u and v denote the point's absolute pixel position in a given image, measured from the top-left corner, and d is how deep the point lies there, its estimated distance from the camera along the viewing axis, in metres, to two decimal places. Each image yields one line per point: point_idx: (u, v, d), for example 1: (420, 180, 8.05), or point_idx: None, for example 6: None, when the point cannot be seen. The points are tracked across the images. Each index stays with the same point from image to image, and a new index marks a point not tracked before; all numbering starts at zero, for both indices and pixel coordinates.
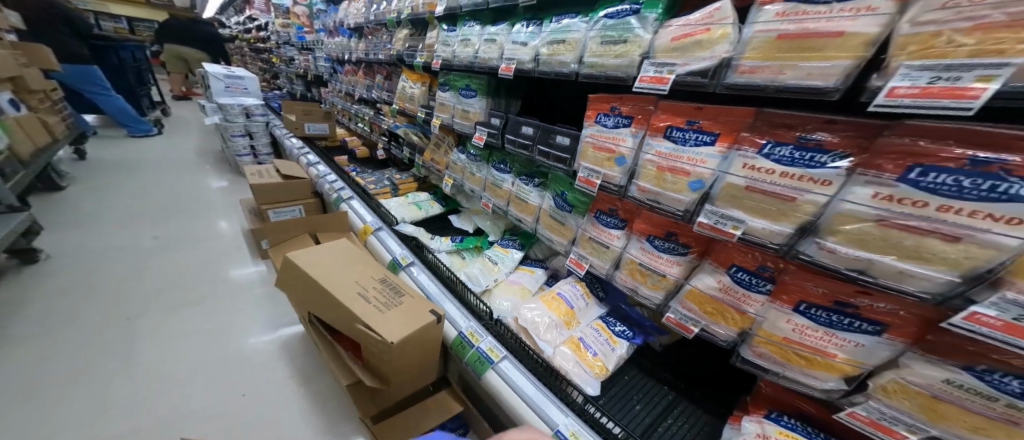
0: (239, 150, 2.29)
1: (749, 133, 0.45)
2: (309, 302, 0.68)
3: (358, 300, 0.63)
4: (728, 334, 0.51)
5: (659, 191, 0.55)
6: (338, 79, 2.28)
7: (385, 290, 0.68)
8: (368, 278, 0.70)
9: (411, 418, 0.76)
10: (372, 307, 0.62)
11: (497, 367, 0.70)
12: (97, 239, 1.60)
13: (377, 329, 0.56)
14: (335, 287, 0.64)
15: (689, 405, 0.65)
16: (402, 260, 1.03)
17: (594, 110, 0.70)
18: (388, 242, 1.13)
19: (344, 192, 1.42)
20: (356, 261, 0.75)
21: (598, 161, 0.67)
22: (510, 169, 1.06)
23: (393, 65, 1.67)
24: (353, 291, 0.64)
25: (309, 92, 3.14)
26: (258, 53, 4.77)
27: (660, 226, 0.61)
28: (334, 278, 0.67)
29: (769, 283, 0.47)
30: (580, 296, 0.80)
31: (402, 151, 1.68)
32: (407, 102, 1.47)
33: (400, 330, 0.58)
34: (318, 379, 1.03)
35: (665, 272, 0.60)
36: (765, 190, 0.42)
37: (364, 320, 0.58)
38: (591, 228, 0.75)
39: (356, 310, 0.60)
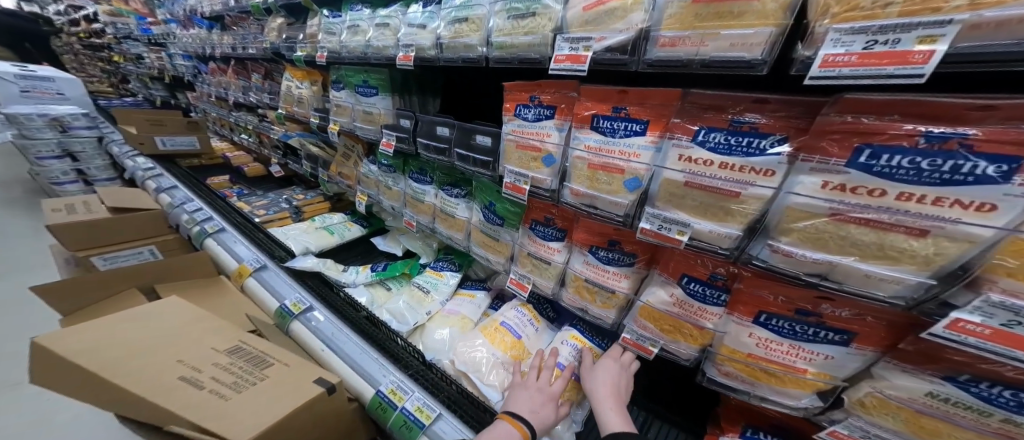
0: (57, 176, 1.84)
1: (679, 119, 0.39)
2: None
3: (181, 390, 0.43)
4: (690, 352, 0.48)
5: (593, 194, 0.48)
6: (205, 80, 1.84)
7: (233, 365, 0.49)
8: (204, 351, 0.50)
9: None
10: (209, 395, 0.44)
11: (430, 432, 0.58)
12: None
13: (214, 428, 0.39)
14: (130, 375, 0.42)
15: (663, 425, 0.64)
16: (293, 307, 0.82)
17: (512, 101, 0.61)
18: (280, 283, 0.90)
19: (211, 223, 1.11)
20: (184, 327, 0.54)
21: (524, 162, 0.59)
22: (431, 178, 0.92)
23: (272, 61, 1.38)
24: (173, 378, 0.44)
25: (173, 99, 2.55)
26: (91, 52, 3.71)
27: (603, 235, 0.56)
28: (135, 360, 0.45)
29: (723, 292, 0.43)
30: (528, 322, 0.74)
31: (303, 165, 1.42)
32: (296, 105, 1.26)
33: (257, 422, 0.42)
34: None
35: (614, 288, 0.56)
36: (705, 185, 0.36)
37: (188, 419, 0.39)
38: (529, 242, 0.69)
39: (175, 406, 0.41)
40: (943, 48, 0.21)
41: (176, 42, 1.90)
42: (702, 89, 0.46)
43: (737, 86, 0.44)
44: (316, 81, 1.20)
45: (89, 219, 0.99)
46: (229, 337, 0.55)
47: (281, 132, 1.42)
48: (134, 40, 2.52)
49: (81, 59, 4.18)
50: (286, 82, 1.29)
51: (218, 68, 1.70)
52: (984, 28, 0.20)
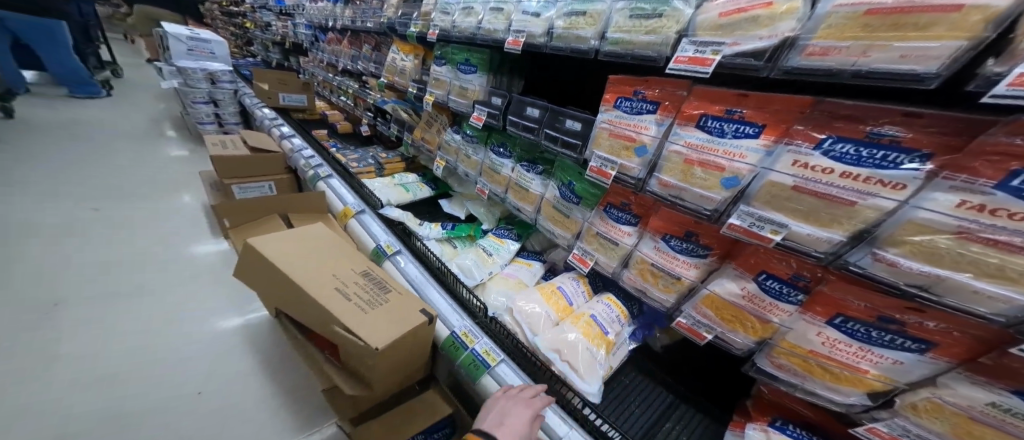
0: (201, 118, 2.20)
1: (804, 127, 0.41)
2: (284, 299, 0.72)
3: (338, 297, 0.67)
4: (746, 343, 0.54)
5: (684, 187, 0.52)
6: (320, 48, 2.12)
7: (365, 286, 0.73)
8: (348, 272, 0.76)
9: (395, 421, 0.90)
10: (353, 305, 0.67)
11: (493, 372, 0.79)
12: (44, 215, 1.57)
13: (359, 333, 0.61)
14: (310, 282, 0.68)
15: (687, 409, 0.77)
16: (387, 249, 1.05)
17: (614, 92, 0.66)
18: (373, 227, 1.14)
19: (322, 169, 1.38)
20: (337, 251, 0.81)
21: (615, 150, 0.64)
22: (510, 154, 1.02)
23: (382, 35, 1.56)
24: (331, 287, 0.69)
25: (287, 61, 2.94)
26: (228, 16, 4.34)
27: (681, 225, 0.62)
28: (313, 270, 0.72)
29: (801, 293, 0.47)
30: (581, 294, 0.93)
31: (391, 128, 1.59)
32: (398, 76, 1.41)
33: (380, 334, 0.62)
34: (278, 371, 1.09)
35: (681, 275, 0.62)
36: (819, 191, 0.38)
37: (344, 321, 0.62)
38: (600, 224, 0.78)
39: (334, 310, 0.64)
40: None
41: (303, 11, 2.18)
42: (829, 96, 0.47)
43: (887, 96, 0.43)
44: (418, 55, 1.33)
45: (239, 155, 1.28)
46: (362, 264, 0.80)
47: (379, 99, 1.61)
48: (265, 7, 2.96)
49: (216, 20, 4.91)
50: (392, 54, 1.45)
51: (333, 37, 1.94)
52: None
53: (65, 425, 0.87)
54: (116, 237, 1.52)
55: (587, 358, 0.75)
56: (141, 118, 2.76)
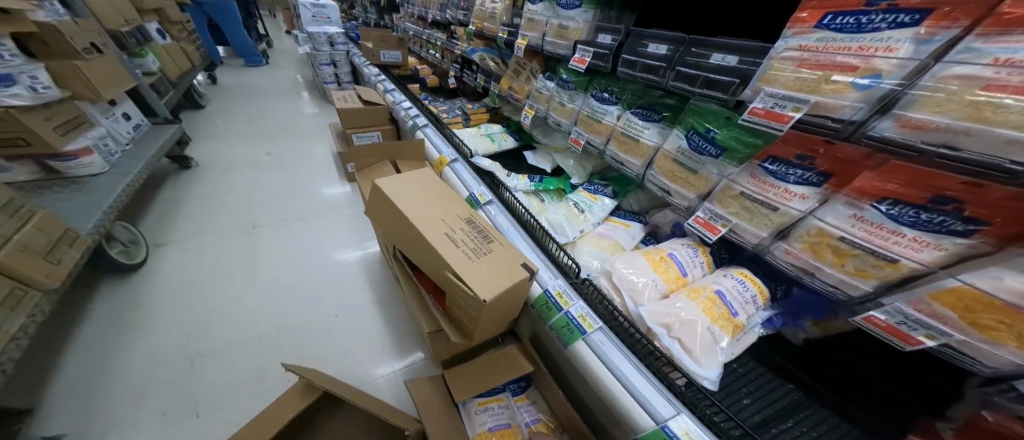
0: (325, 78, 2.45)
1: None
2: (402, 236, 0.82)
3: (449, 245, 0.73)
4: (1016, 360, 0.42)
5: (978, 130, 0.37)
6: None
7: (469, 235, 0.77)
8: (456, 219, 0.80)
9: (483, 365, 0.97)
10: (461, 253, 0.72)
11: (589, 339, 0.78)
12: (231, 159, 2.07)
13: (469, 284, 0.65)
14: (426, 226, 0.75)
15: (822, 410, 0.67)
16: (480, 197, 1.13)
17: (818, 8, 0.51)
18: (464, 175, 1.24)
19: (420, 119, 1.51)
20: (444, 196, 0.86)
21: (807, 85, 0.52)
22: (617, 99, 1.03)
23: None
24: (442, 232, 0.75)
25: (381, 20, 3.09)
26: None
27: (919, 188, 0.46)
28: (427, 214, 0.79)
29: None
30: (699, 263, 0.85)
31: (475, 78, 1.69)
32: (486, 21, 1.45)
33: (488, 288, 0.66)
34: (390, 308, 1.29)
35: (899, 256, 0.49)
36: None
37: (456, 270, 0.68)
38: (750, 183, 0.69)
39: (447, 256, 0.70)
40: None
41: None
42: None
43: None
44: None
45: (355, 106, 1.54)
46: (465, 211, 0.84)
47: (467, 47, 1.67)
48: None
49: None
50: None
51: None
52: None
53: (259, 320, 1.20)
54: (275, 178, 1.93)
55: (706, 339, 0.68)
56: (282, 80, 3.37)
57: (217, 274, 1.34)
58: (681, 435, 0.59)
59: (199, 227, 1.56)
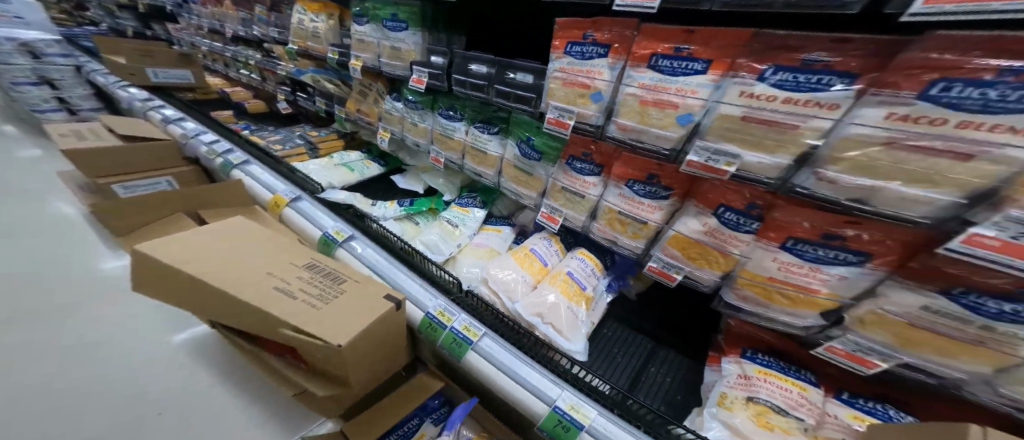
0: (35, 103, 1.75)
1: (747, 59, 0.42)
2: (215, 310, 0.61)
3: (280, 298, 0.57)
4: (712, 278, 0.59)
5: (643, 129, 0.55)
6: (193, 10, 1.88)
7: (313, 279, 0.63)
8: (287, 267, 0.64)
9: (381, 410, 0.80)
10: (302, 303, 0.57)
11: (478, 347, 0.74)
12: None
13: (317, 332, 0.52)
14: (241, 285, 0.58)
15: (667, 352, 0.83)
16: (336, 235, 0.99)
17: (563, 38, 0.66)
18: (314, 212, 1.07)
19: (234, 155, 1.27)
20: (267, 245, 0.69)
21: (570, 98, 0.66)
22: (461, 116, 1.07)
23: None
24: (270, 287, 0.59)
25: (149, 29, 2.40)
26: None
27: (643, 169, 0.65)
28: (240, 272, 0.60)
29: (755, 222, 0.52)
30: (554, 252, 0.96)
31: (314, 102, 1.50)
32: (309, 40, 1.29)
33: (342, 328, 0.53)
34: (246, 387, 0.95)
35: (647, 219, 0.67)
36: (764, 119, 0.40)
37: (293, 324, 0.53)
38: (564, 178, 0.82)
39: (281, 311, 0.54)
40: None
41: None
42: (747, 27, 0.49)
43: (807, 27, 0.45)
44: (332, 14, 1.23)
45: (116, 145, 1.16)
46: (303, 255, 0.69)
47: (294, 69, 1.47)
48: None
49: None
50: (295, 15, 1.32)
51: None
52: None
53: None
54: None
55: (569, 317, 0.79)
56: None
57: None
58: (569, 412, 0.63)
59: None
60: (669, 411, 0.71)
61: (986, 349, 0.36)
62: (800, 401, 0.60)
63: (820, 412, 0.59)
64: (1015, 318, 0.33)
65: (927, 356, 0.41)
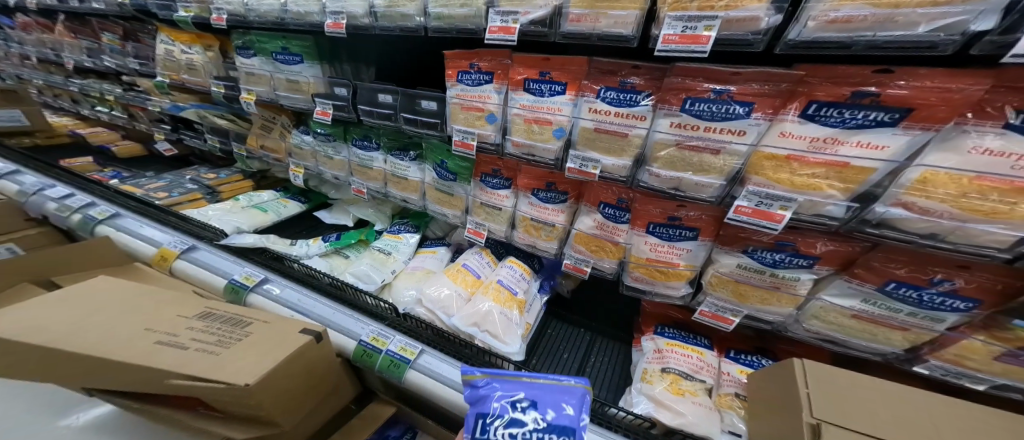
0: None
1: (588, 81, 0.55)
2: (64, 380, 0.50)
3: (165, 351, 0.50)
4: (611, 265, 0.70)
5: (531, 144, 0.65)
6: (26, 39, 1.66)
7: (210, 327, 0.57)
8: (173, 320, 0.57)
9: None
10: (195, 351, 0.51)
11: (416, 365, 0.76)
12: None
13: (215, 376, 0.47)
14: (109, 344, 0.49)
15: (603, 340, 0.95)
16: (246, 280, 0.92)
17: (454, 68, 0.76)
18: (219, 261, 0.98)
19: (100, 209, 1.10)
20: (146, 303, 0.60)
21: (470, 121, 0.76)
22: (377, 144, 1.08)
23: (132, 21, 1.30)
24: (150, 342, 0.51)
25: None
26: None
27: (541, 180, 0.75)
28: (107, 332, 0.52)
29: (626, 213, 0.64)
30: (486, 264, 1.02)
31: (208, 140, 1.37)
32: (184, 72, 1.19)
33: (248, 366, 0.50)
34: None
35: (554, 221, 0.76)
36: (608, 129, 0.53)
37: (183, 372, 0.47)
38: (481, 194, 0.90)
39: (167, 362, 0.48)
40: (713, 34, 0.37)
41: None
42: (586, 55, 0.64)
43: (622, 55, 0.61)
44: (211, 46, 1.15)
45: None
46: (194, 306, 0.62)
47: (168, 103, 1.33)
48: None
49: None
50: (161, 44, 1.19)
51: (70, 28, 1.51)
52: (731, 22, 0.37)
53: None
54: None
55: (504, 322, 0.85)
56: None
57: None
58: None
59: None
60: (608, 394, 0.80)
61: (782, 293, 0.54)
62: (700, 365, 0.74)
63: (716, 370, 0.74)
64: (787, 265, 0.52)
65: (753, 305, 0.58)
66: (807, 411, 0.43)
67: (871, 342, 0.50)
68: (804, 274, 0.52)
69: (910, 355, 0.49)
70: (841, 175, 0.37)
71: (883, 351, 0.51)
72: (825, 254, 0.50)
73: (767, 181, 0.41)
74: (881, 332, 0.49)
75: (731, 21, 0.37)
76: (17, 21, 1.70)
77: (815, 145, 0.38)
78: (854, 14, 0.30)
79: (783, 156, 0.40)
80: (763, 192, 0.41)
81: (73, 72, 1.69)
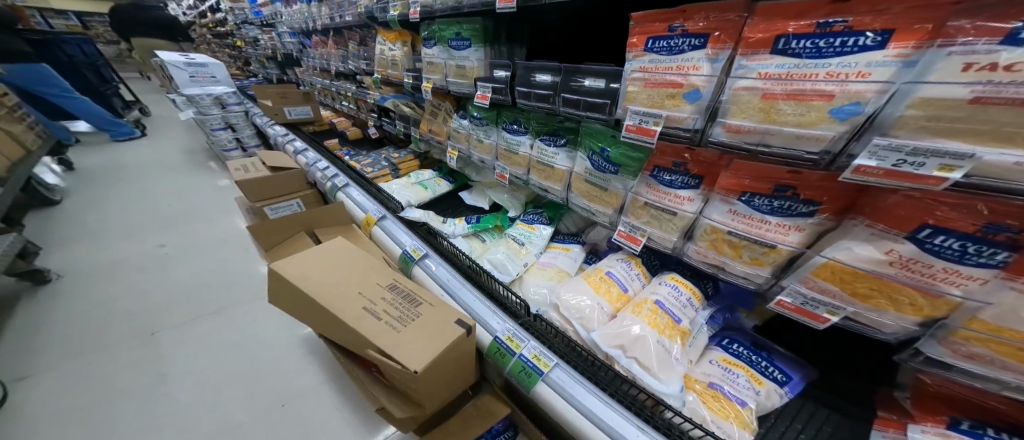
0: (227, 145, 2.63)
1: (959, 21, 0.30)
2: (305, 317, 0.63)
3: (367, 317, 0.57)
4: (901, 324, 0.42)
5: (767, 130, 0.44)
6: (310, 54, 2.42)
7: (395, 301, 0.62)
8: (373, 286, 0.64)
9: (460, 426, 0.81)
10: (384, 325, 0.56)
11: (549, 379, 0.72)
12: (99, 255, 1.73)
13: (398, 356, 0.50)
14: (335, 302, 0.58)
15: (814, 405, 0.66)
16: (414, 253, 1.03)
17: (643, 34, 0.61)
18: (397, 230, 1.13)
19: (339, 179, 1.42)
20: (360, 259, 0.70)
21: (654, 101, 0.60)
22: (526, 128, 1.04)
23: (364, 27, 1.63)
24: (358, 307, 0.59)
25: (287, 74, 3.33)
26: (230, 38, 4.68)
27: (767, 180, 0.53)
28: (334, 287, 0.61)
29: (1004, 251, 0.33)
30: (635, 276, 0.85)
31: (396, 126, 1.64)
32: (389, 67, 1.42)
33: (421, 354, 0.51)
34: (348, 385, 1.12)
35: (776, 242, 0.53)
36: (1017, 96, 0.27)
37: (377, 343, 0.52)
38: (648, 192, 0.73)
39: (367, 332, 0.54)
40: None
41: (291, 22, 2.40)
42: None
43: None
44: (406, 42, 1.32)
45: (262, 175, 1.44)
46: (386, 275, 0.68)
47: (378, 96, 1.64)
48: (270, 26, 3.10)
49: (216, 46, 5.67)
50: (379, 44, 1.45)
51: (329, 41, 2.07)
52: None
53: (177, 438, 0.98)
54: (185, 267, 1.64)
55: (661, 353, 0.68)
56: (175, 152, 2.98)
57: (117, 393, 1.09)
58: None
59: (76, 344, 1.25)
60: None
61: None
62: None
63: None
64: None
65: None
66: None
67: None
68: None
69: None
70: None
71: None
72: None
73: None
74: None
75: None
76: (307, 41, 2.45)
77: None
78: None
79: None
80: None
81: (329, 75, 2.35)
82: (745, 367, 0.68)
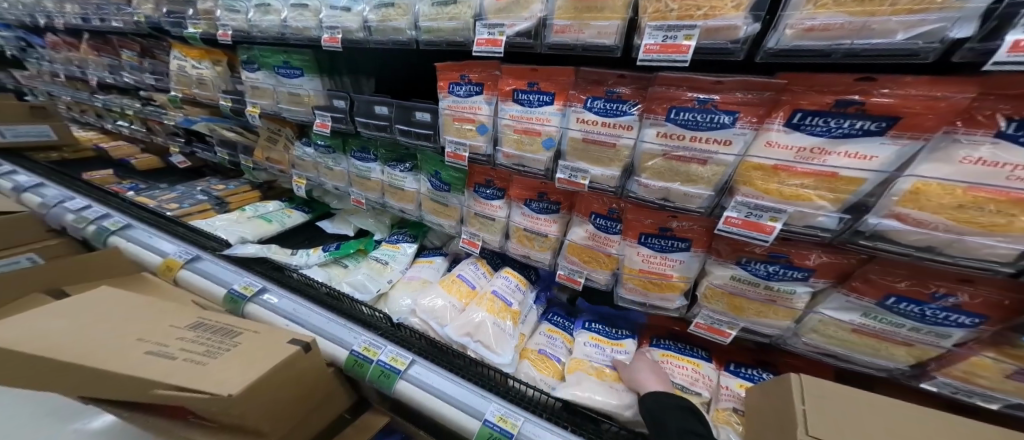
0: None
1: (575, 91, 0.56)
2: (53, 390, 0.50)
3: (151, 361, 0.51)
4: (604, 277, 0.68)
5: (521, 155, 0.64)
6: (55, 57, 1.79)
7: (200, 337, 0.58)
8: (164, 330, 0.58)
9: None
10: (182, 362, 0.51)
11: (407, 375, 0.75)
12: None
13: (204, 385, 0.47)
14: (100, 354, 0.50)
15: None
16: (244, 291, 0.94)
17: (446, 80, 0.75)
18: (221, 271, 1.00)
19: (113, 220, 1.14)
20: (146, 311, 0.63)
21: (462, 133, 0.75)
22: (375, 156, 1.08)
23: (148, 37, 1.36)
24: (141, 352, 0.52)
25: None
26: None
27: (534, 190, 0.75)
28: (93, 343, 0.52)
29: (618, 223, 0.64)
30: (480, 274, 1.01)
31: (218, 153, 1.41)
32: (195, 87, 1.24)
33: (238, 376, 0.50)
34: None
35: (547, 232, 0.75)
36: (595, 139, 0.53)
37: (172, 381, 0.47)
38: (475, 204, 0.89)
39: (156, 373, 0.48)
40: (692, 44, 0.37)
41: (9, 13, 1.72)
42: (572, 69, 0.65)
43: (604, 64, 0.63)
44: (218, 61, 1.19)
45: None
46: (186, 316, 0.63)
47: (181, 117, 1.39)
48: None
49: None
50: (173, 60, 1.25)
51: (91, 44, 1.59)
52: (711, 31, 0.36)
53: None
54: None
55: (497, 333, 0.83)
56: None
57: None
58: (499, 423, 0.65)
59: None
60: None
61: (779, 306, 0.52)
62: (696, 377, 0.72)
63: (713, 383, 0.71)
64: (780, 276, 0.50)
65: (750, 318, 0.56)
66: (802, 429, 0.38)
67: (874, 356, 0.48)
68: (799, 287, 0.50)
69: (916, 370, 0.47)
70: (831, 185, 0.36)
71: (887, 366, 0.48)
72: (819, 266, 0.48)
73: (758, 191, 0.41)
74: (884, 347, 0.46)
75: (710, 31, 0.36)
76: (47, 40, 1.80)
77: (803, 155, 0.37)
78: (829, 22, 0.30)
79: (772, 166, 0.39)
80: (753, 203, 0.41)
81: (95, 87, 1.78)
82: (563, 333, 0.91)
